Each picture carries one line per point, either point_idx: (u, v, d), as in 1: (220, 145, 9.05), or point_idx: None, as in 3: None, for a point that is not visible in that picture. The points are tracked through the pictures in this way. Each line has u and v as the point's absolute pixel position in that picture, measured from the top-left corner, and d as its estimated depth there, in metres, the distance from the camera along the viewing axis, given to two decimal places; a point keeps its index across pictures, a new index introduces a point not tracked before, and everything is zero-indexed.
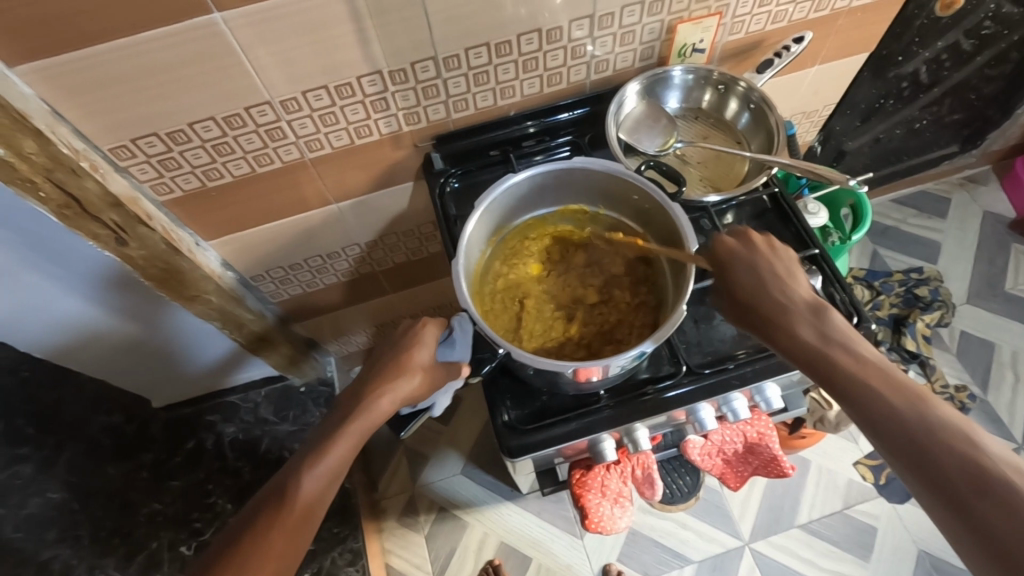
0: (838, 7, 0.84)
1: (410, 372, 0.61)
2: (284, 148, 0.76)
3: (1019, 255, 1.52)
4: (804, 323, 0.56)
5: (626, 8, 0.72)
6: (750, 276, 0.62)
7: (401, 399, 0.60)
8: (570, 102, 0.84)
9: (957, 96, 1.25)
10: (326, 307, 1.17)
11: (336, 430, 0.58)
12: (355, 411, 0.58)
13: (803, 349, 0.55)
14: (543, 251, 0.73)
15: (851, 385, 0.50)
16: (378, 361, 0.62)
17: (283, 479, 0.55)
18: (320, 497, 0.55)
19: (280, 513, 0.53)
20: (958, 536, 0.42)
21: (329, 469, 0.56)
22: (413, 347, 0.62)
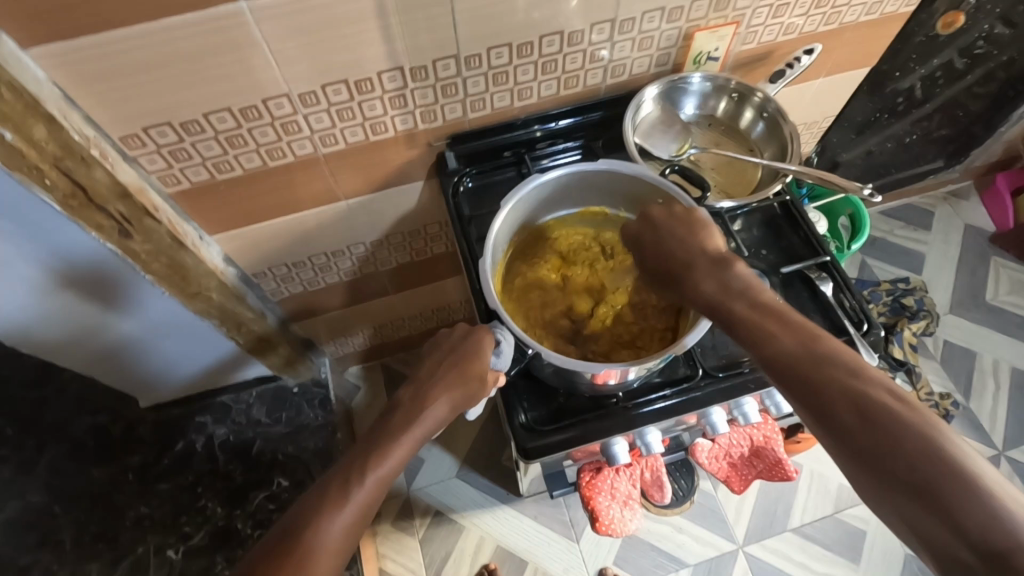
0: (846, 21, 0.86)
1: (467, 381, 0.61)
2: (298, 143, 0.75)
3: (999, 268, 1.57)
4: (712, 279, 0.59)
5: (646, 13, 0.73)
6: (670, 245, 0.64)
7: (456, 409, 0.61)
8: (559, 111, 0.84)
9: (946, 112, 1.29)
10: (325, 306, 1.15)
11: (392, 437, 0.57)
12: (415, 419, 0.59)
13: (740, 322, 0.56)
14: (563, 251, 0.73)
15: (811, 371, 0.49)
16: (433, 368, 0.62)
17: (335, 485, 0.54)
18: (371, 504, 0.54)
19: (329, 516, 0.52)
20: (924, 526, 0.41)
21: (383, 475, 0.55)
22: (471, 355, 0.62)
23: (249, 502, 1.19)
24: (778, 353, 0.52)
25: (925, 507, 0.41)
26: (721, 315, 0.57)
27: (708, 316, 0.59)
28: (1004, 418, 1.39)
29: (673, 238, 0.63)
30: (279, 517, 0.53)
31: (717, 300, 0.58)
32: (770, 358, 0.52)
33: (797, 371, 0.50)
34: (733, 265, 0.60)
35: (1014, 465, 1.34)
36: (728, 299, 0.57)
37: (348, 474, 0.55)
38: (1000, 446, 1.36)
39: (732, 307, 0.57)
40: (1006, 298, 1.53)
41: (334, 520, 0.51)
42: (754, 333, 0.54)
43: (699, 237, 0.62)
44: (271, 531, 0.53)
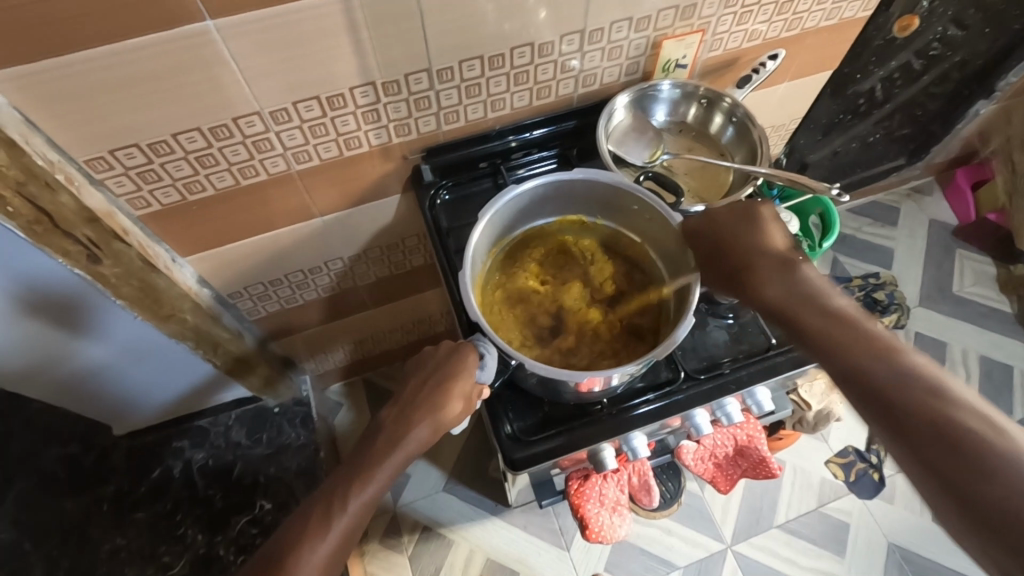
0: (807, 27, 0.89)
1: (451, 401, 0.60)
2: (271, 161, 0.74)
3: (963, 260, 1.62)
4: (775, 284, 0.61)
5: (615, 24, 0.74)
6: (738, 241, 0.64)
7: (442, 428, 0.61)
8: (534, 121, 0.84)
9: (906, 112, 1.34)
10: (305, 323, 1.13)
11: (375, 462, 0.57)
12: (398, 442, 0.58)
13: (809, 331, 0.57)
14: (541, 262, 0.72)
15: (885, 388, 0.51)
16: (418, 387, 0.61)
17: (319, 511, 0.55)
18: (353, 532, 0.55)
19: (314, 547, 0.53)
20: (995, 555, 0.43)
21: (366, 501, 0.56)
22: (456, 373, 0.60)
23: (231, 526, 1.16)
24: (848, 365, 0.53)
25: (996, 536, 0.43)
26: (789, 324, 0.59)
27: (766, 317, 0.61)
28: None
29: (736, 238, 0.64)
30: (263, 545, 0.55)
31: (782, 305, 0.60)
32: (845, 374, 0.54)
33: (877, 390, 0.51)
34: (798, 268, 0.61)
35: None
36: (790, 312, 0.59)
37: (331, 500, 0.56)
38: None
39: (800, 314, 0.58)
40: (971, 289, 1.58)
41: (318, 549, 0.53)
42: (823, 343, 0.56)
43: (757, 241, 0.63)
44: (261, 554, 0.55)
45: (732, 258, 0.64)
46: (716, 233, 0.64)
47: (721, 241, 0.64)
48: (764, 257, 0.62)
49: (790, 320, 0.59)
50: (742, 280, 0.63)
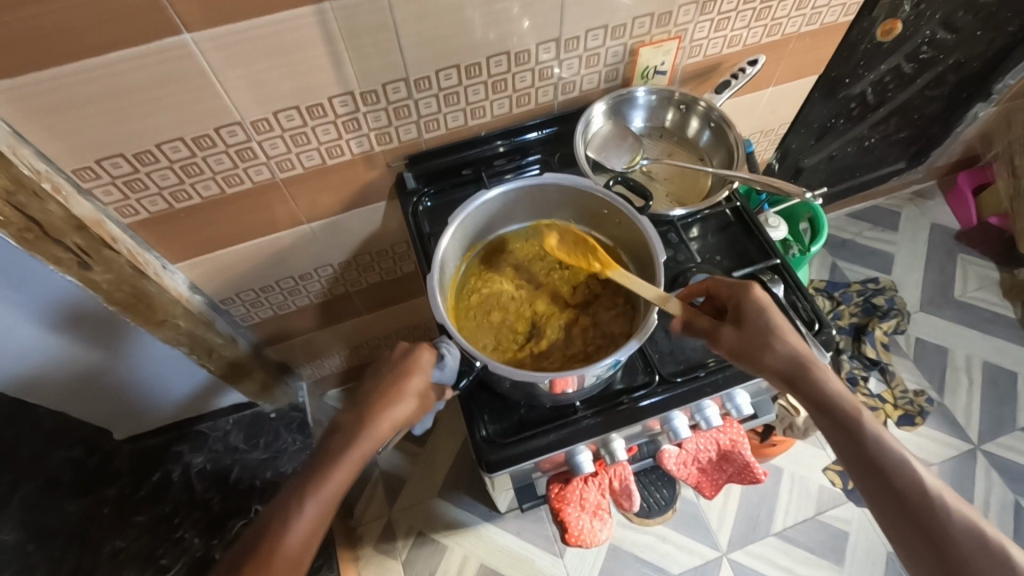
0: (788, 32, 0.89)
1: (406, 399, 0.60)
2: (255, 169, 0.76)
3: (966, 264, 1.60)
4: (776, 347, 0.61)
5: (590, 32, 0.76)
6: (761, 328, 0.62)
7: (397, 425, 0.61)
8: (538, 122, 0.86)
9: (901, 115, 1.33)
10: (299, 329, 1.15)
11: (331, 463, 0.58)
12: (353, 441, 0.59)
13: (860, 426, 0.56)
14: (517, 266, 0.73)
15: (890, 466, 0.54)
16: (372, 386, 0.61)
17: (278, 513, 0.56)
18: (312, 533, 0.56)
19: (276, 550, 0.54)
20: None
21: (324, 501, 0.57)
22: (412, 371, 0.62)
23: (227, 531, 1.17)
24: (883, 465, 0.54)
25: None
26: (840, 422, 0.57)
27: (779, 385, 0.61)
28: (979, 412, 1.40)
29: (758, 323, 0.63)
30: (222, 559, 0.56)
31: (845, 402, 0.58)
32: (848, 447, 0.56)
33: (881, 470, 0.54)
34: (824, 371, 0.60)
35: (990, 458, 1.35)
36: (850, 406, 0.57)
37: (289, 504, 0.56)
38: (976, 440, 1.37)
39: (859, 413, 0.57)
40: (974, 293, 1.56)
41: (279, 551, 0.54)
42: (877, 439, 0.55)
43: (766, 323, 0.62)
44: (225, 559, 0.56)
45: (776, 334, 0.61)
46: (766, 310, 0.63)
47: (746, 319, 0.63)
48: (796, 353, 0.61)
49: (844, 417, 0.57)
50: (783, 365, 0.60)
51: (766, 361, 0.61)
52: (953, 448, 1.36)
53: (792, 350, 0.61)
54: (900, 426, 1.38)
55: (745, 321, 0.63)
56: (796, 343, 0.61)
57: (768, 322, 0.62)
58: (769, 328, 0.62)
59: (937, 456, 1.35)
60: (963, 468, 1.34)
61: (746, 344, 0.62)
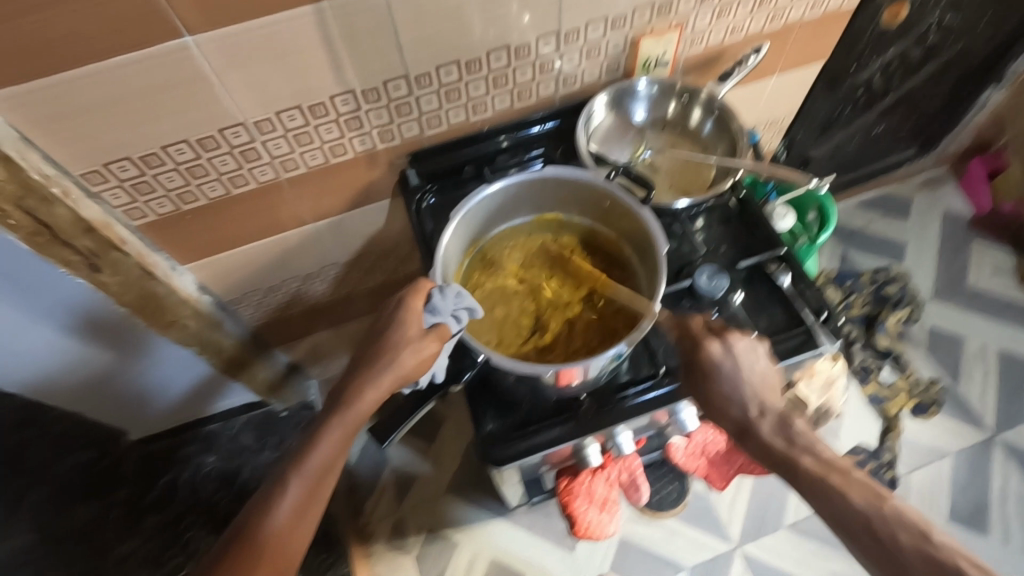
0: (791, 19, 0.88)
1: (392, 355, 0.59)
2: (259, 170, 0.77)
3: (980, 251, 1.58)
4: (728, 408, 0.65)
5: (590, 24, 0.75)
6: (714, 388, 0.65)
7: (384, 387, 0.59)
8: (542, 115, 0.86)
9: (909, 101, 1.32)
10: (309, 328, 1.16)
11: (319, 434, 0.58)
12: (335, 414, 0.58)
13: (807, 479, 0.61)
14: (520, 262, 0.73)
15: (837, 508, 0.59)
16: (360, 350, 0.61)
17: (267, 489, 0.57)
18: (301, 509, 0.56)
19: (263, 527, 0.55)
20: None
21: (311, 473, 0.57)
22: (401, 321, 0.61)
23: None
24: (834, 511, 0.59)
25: None
26: (787, 473, 0.62)
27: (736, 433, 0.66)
28: (994, 401, 1.38)
29: (719, 377, 0.65)
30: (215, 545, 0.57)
31: (786, 455, 0.63)
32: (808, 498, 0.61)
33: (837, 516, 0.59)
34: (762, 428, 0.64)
35: (1006, 448, 1.33)
36: (790, 459, 0.62)
37: (277, 481, 0.57)
38: (992, 430, 1.35)
39: (799, 462, 0.62)
40: (987, 281, 1.53)
41: (266, 528, 0.55)
42: (822, 494, 0.60)
43: (716, 385, 0.65)
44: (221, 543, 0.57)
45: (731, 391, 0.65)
46: (716, 377, 0.65)
47: (711, 373, 0.65)
48: (746, 408, 0.64)
49: (788, 468, 0.62)
50: (735, 423, 0.64)
51: (719, 418, 0.65)
52: (967, 438, 1.34)
53: (741, 411, 0.65)
54: (913, 416, 1.36)
55: (701, 379, 0.66)
56: (738, 407, 0.65)
57: (716, 391, 0.65)
58: (715, 394, 0.65)
59: (951, 447, 1.33)
60: (978, 458, 1.32)
61: (701, 397, 0.66)
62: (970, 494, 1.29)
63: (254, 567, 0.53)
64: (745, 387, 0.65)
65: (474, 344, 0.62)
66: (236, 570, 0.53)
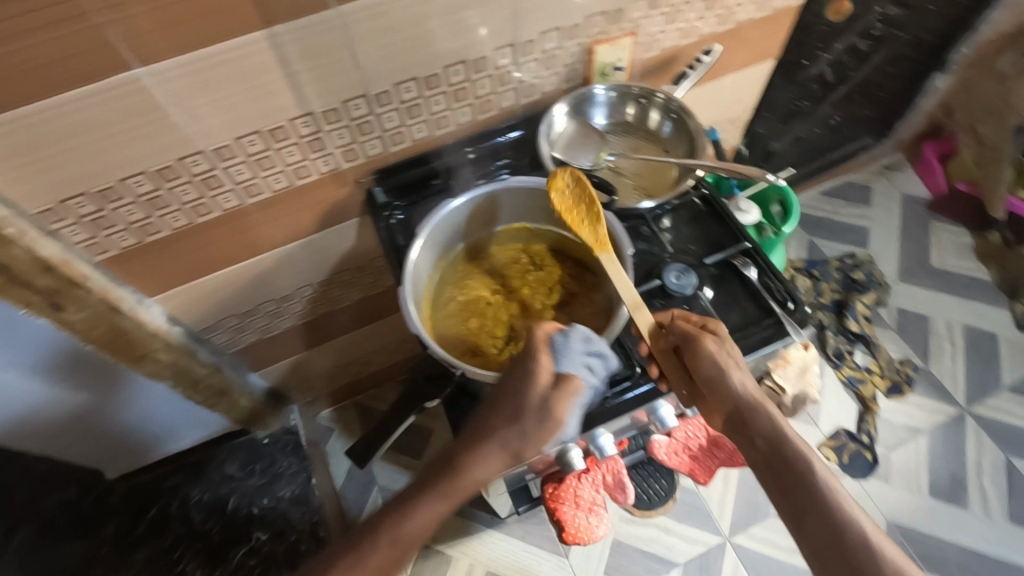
0: (741, 19, 0.91)
1: (501, 435, 0.59)
2: (223, 197, 0.76)
3: (940, 232, 1.63)
4: (718, 380, 0.62)
5: (545, 34, 0.76)
6: (709, 360, 0.63)
7: (485, 462, 0.59)
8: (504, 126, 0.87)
9: (863, 91, 1.36)
10: (284, 353, 1.14)
11: (422, 495, 0.61)
12: (441, 479, 0.61)
13: (782, 461, 0.58)
14: (492, 271, 0.73)
15: (794, 483, 0.57)
16: (475, 421, 0.62)
17: (366, 533, 0.61)
18: (393, 561, 0.60)
19: (356, 566, 0.59)
20: None
21: (405, 533, 0.60)
22: (526, 386, 0.59)
23: (229, 560, 1.17)
24: (794, 483, 0.57)
25: None
26: (772, 454, 0.59)
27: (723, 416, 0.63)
28: (964, 376, 1.42)
29: (711, 354, 0.63)
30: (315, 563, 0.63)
31: (769, 435, 0.60)
32: (772, 478, 0.58)
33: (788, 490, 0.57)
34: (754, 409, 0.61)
35: (980, 422, 1.37)
36: (775, 441, 0.59)
37: (373, 530, 0.62)
38: (964, 404, 1.39)
39: (784, 442, 0.59)
40: (949, 261, 1.58)
41: (359, 567, 0.59)
42: (794, 470, 0.57)
43: (711, 355, 0.63)
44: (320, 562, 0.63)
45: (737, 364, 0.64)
46: (719, 353, 0.63)
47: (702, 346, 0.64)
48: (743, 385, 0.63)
49: (771, 449, 0.59)
50: (730, 396, 0.62)
51: (712, 395, 0.63)
52: (942, 414, 1.38)
53: (737, 386, 0.62)
54: (888, 396, 1.40)
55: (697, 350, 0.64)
56: (739, 386, 0.62)
57: (715, 362, 0.63)
58: (709, 365, 0.63)
59: (927, 423, 1.37)
60: (953, 433, 1.35)
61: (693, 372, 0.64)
62: (948, 467, 1.32)
63: None
64: (730, 356, 0.64)
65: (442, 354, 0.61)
66: None
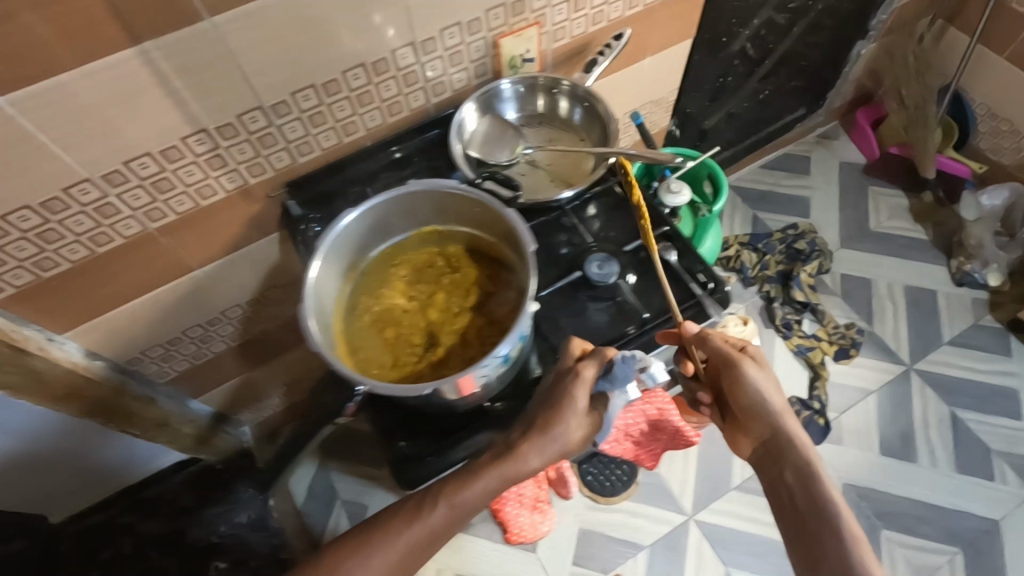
0: (649, 1, 0.90)
1: (561, 430, 0.63)
2: (123, 223, 0.72)
3: (878, 196, 1.66)
4: (759, 410, 0.69)
5: (445, 31, 0.75)
6: (753, 391, 0.70)
7: (544, 451, 0.64)
8: (415, 128, 0.84)
9: (788, 64, 1.38)
10: (224, 376, 1.11)
11: (481, 472, 0.63)
12: (500, 459, 0.63)
13: (800, 483, 0.65)
14: (408, 278, 0.71)
15: (804, 506, 0.64)
16: (535, 412, 0.65)
17: (424, 496, 0.65)
18: (445, 526, 0.64)
19: (416, 522, 0.63)
20: None
21: (461, 503, 0.63)
22: (578, 394, 0.64)
23: None
24: (804, 501, 0.64)
25: None
26: (798, 476, 0.66)
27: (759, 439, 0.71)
28: (908, 334, 1.46)
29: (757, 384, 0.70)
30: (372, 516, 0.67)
31: (803, 463, 0.66)
32: (787, 495, 0.66)
33: (796, 505, 0.65)
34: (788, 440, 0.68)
35: (924, 377, 1.41)
36: (803, 467, 0.66)
37: (434, 490, 0.65)
38: (908, 361, 1.43)
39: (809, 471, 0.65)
40: (888, 223, 1.61)
41: (417, 523, 0.63)
42: (812, 494, 0.64)
43: (750, 385, 0.70)
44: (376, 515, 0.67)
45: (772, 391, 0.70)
46: (759, 382, 0.69)
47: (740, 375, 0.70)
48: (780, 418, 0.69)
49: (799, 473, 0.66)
50: (767, 424, 0.69)
51: (750, 420, 0.70)
52: (888, 373, 1.41)
53: (774, 417, 0.69)
54: (836, 360, 1.43)
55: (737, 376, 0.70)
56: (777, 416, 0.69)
57: (756, 392, 0.69)
58: (750, 393, 0.70)
59: (875, 384, 1.40)
60: (900, 391, 1.39)
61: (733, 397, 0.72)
62: (897, 425, 1.35)
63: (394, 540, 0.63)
64: (769, 386, 0.69)
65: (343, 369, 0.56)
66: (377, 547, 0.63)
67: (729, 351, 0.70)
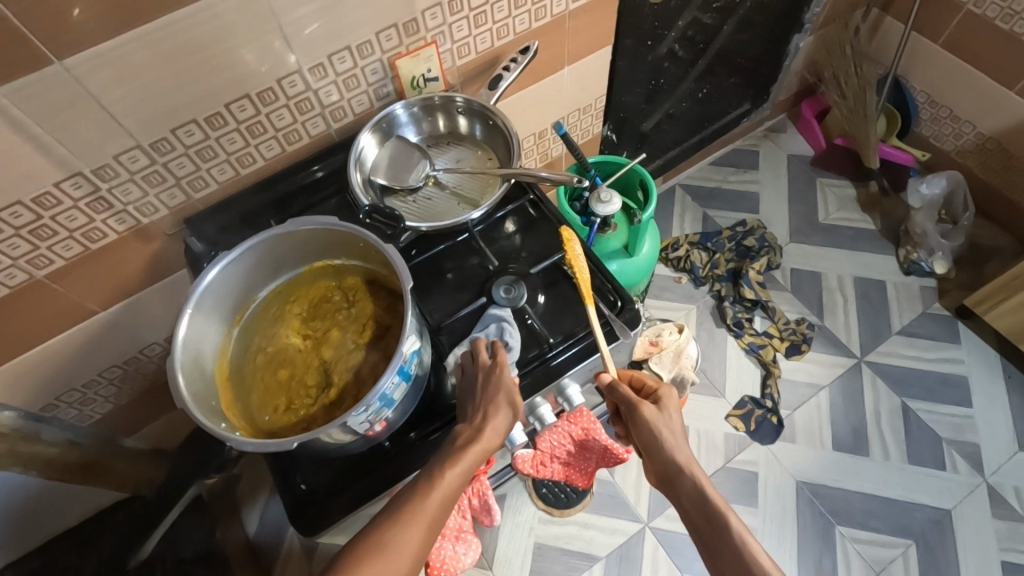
0: (557, 12, 0.88)
1: (502, 411, 0.62)
2: (4, 274, 0.69)
3: (825, 188, 1.66)
4: (656, 443, 0.68)
5: (334, 55, 0.72)
6: (648, 430, 0.69)
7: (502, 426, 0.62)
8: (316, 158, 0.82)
9: (723, 62, 1.37)
10: (155, 413, 1.08)
11: (465, 444, 0.61)
12: (478, 432, 0.61)
13: (701, 512, 0.64)
14: (302, 315, 0.69)
15: (708, 535, 0.63)
16: (473, 396, 0.64)
17: (424, 475, 0.60)
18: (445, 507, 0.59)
19: (422, 501, 0.59)
20: None
21: (458, 476, 0.59)
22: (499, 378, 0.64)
23: None
24: (710, 529, 0.63)
25: None
26: (701, 508, 0.64)
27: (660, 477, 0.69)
28: (857, 326, 1.46)
29: (656, 420, 0.69)
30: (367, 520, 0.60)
31: (700, 491, 0.65)
32: (693, 525, 0.65)
33: (701, 534, 0.63)
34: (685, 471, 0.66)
35: (874, 369, 1.41)
36: (700, 493, 0.64)
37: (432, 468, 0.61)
38: (859, 354, 1.43)
39: (709, 497, 0.64)
40: (837, 214, 1.61)
41: (423, 504, 0.59)
42: (717, 520, 0.62)
43: (645, 420, 0.69)
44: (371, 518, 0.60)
45: (673, 428, 0.69)
46: (655, 419, 0.69)
47: (636, 412, 0.69)
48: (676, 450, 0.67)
49: (701, 502, 0.64)
50: (665, 460, 0.68)
51: (649, 458, 0.69)
52: (838, 367, 1.41)
53: (673, 451, 0.67)
54: (788, 357, 1.43)
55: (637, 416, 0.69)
56: (676, 452, 0.67)
57: (653, 428, 0.69)
58: (649, 429, 0.68)
59: (826, 378, 1.40)
60: (850, 384, 1.39)
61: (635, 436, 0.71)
62: (849, 419, 1.35)
63: (405, 529, 0.57)
64: (665, 418, 0.69)
65: (207, 425, 0.54)
66: (394, 539, 0.57)
67: (631, 396, 0.70)
